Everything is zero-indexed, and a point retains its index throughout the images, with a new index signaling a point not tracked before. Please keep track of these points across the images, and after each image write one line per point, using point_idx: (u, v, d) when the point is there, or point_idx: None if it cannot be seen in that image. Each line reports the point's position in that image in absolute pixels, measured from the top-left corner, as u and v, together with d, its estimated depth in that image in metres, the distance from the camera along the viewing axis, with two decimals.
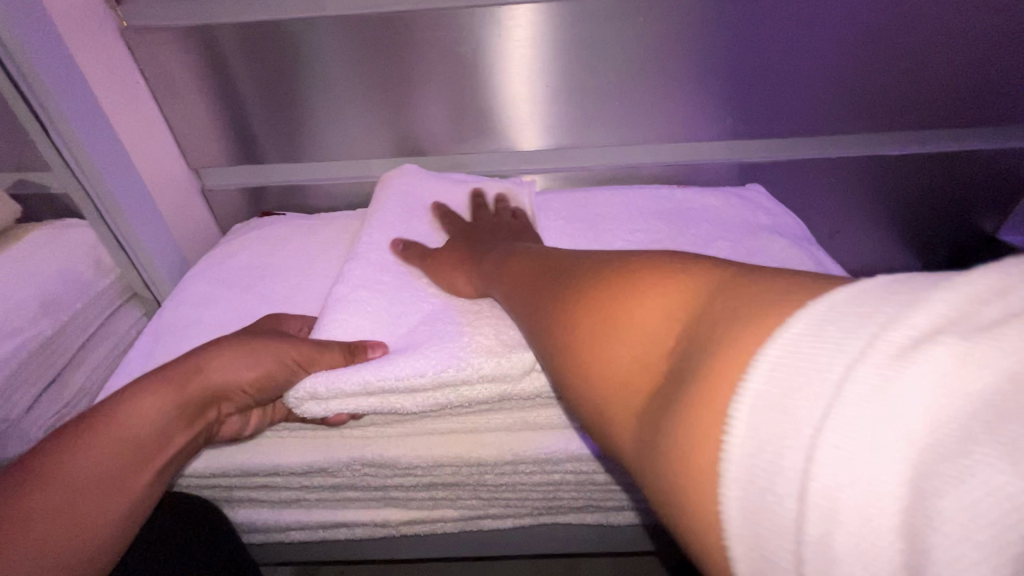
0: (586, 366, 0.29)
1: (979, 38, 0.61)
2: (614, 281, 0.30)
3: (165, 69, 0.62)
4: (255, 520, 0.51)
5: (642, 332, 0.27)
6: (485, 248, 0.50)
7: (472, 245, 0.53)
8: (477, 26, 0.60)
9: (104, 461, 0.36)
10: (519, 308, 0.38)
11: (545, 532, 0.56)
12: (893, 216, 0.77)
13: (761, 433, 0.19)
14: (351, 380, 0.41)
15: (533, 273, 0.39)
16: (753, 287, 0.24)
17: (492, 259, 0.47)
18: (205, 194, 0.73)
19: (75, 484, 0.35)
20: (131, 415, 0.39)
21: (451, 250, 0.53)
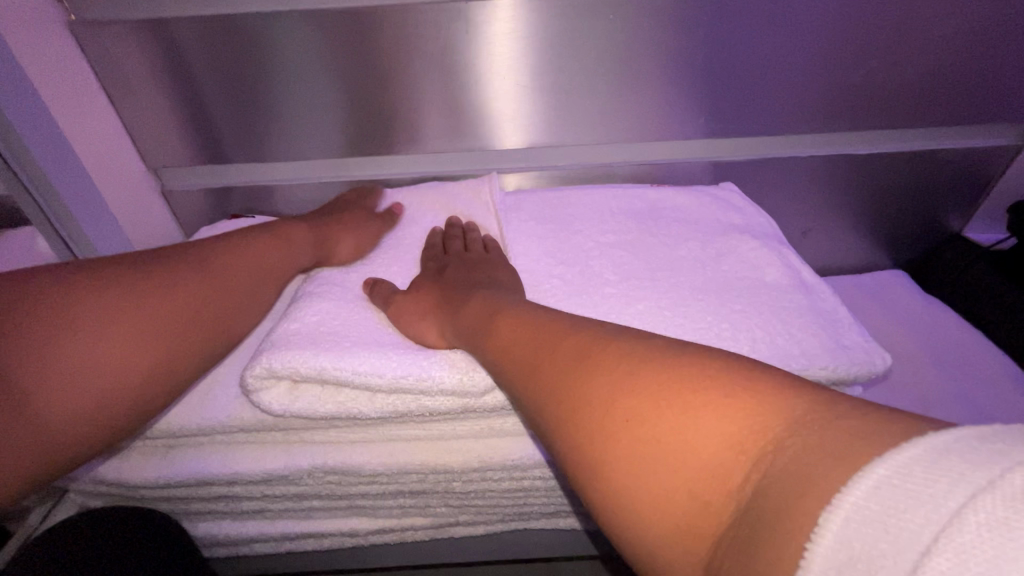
0: (630, 498, 0.26)
1: (945, 39, 0.61)
2: (648, 390, 0.28)
3: (118, 64, 0.59)
4: (215, 532, 0.50)
5: (695, 460, 0.25)
6: (458, 294, 0.47)
7: (442, 288, 0.49)
8: (445, 22, 0.59)
9: (131, 343, 0.38)
10: (517, 382, 0.35)
11: (519, 537, 0.56)
12: (863, 214, 0.78)
13: (855, 546, 0.18)
14: (310, 363, 0.41)
15: (529, 349, 0.35)
16: (819, 427, 0.23)
17: (469, 311, 0.44)
18: (165, 196, 0.71)
19: (97, 354, 0.36)
20: (164, 310, 0.40)
21: (420, 293, 0.49)
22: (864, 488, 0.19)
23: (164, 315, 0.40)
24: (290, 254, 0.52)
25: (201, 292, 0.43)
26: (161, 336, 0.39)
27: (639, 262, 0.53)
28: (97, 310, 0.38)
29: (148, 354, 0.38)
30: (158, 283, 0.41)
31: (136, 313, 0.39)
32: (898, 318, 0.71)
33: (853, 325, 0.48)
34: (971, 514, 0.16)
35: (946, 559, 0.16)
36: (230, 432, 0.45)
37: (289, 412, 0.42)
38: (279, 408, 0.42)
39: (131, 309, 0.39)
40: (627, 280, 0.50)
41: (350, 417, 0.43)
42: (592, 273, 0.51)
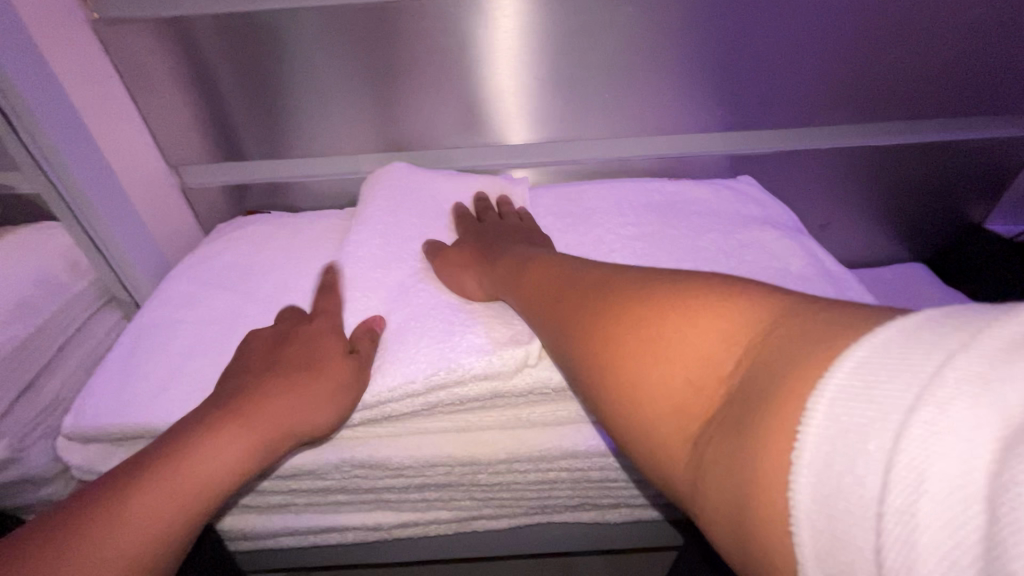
0: (631, 393, 0.27)
1: (968, 27, 0.61)
2: (653, 300, 0.29)
3: (140, 62, 0.60)
4: (242, 527, 0.50)
5: (690, 354, 0.26)
6: (497, 248, 0.49)
7: (483, 246, 0.51)
8: (463, 17, 0.59)
9: (188, 493, 0.34)
10: (541, 325, 0.37)
11: (542, 531, 0.55)
12: (882, 207, 0.77)
13: (843, 423, 0.19)
14: (342, 394, 0.42)
15: (553, 283, 0.37)
16: (813, 316, 0.23)
17: (506, 259, 0.46)
18: (185, 193, 0.71)
19: (151, 516, 0.33)
20: (221, 445, 0.36)
21: (463, 250, 0.51)
22: (847, 370, 0.20)
23: (219, 452, 0.36)
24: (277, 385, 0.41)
25: (262, 424, 0.38)
26: (215, 472, 0.35)
27: (662, 254, 0.52)
28: (155, 467, 0.34)
29: (230, 468, 0.36)
30: (221, 419, 0.38)
31: (193, 461, 0.35)
32: (920, 309, 0.70)
33: (880, 314, 0.47)
34: (948, 375, 0.18)
35: (924, 430, 0.17)
36: None
37: (328, 430, 0.44)
38: None
39: (188, 458, 0.35)
40: (650, 272, 0.50)
41: (386, 415, 0.43)
42: (614, 265, 0.51)
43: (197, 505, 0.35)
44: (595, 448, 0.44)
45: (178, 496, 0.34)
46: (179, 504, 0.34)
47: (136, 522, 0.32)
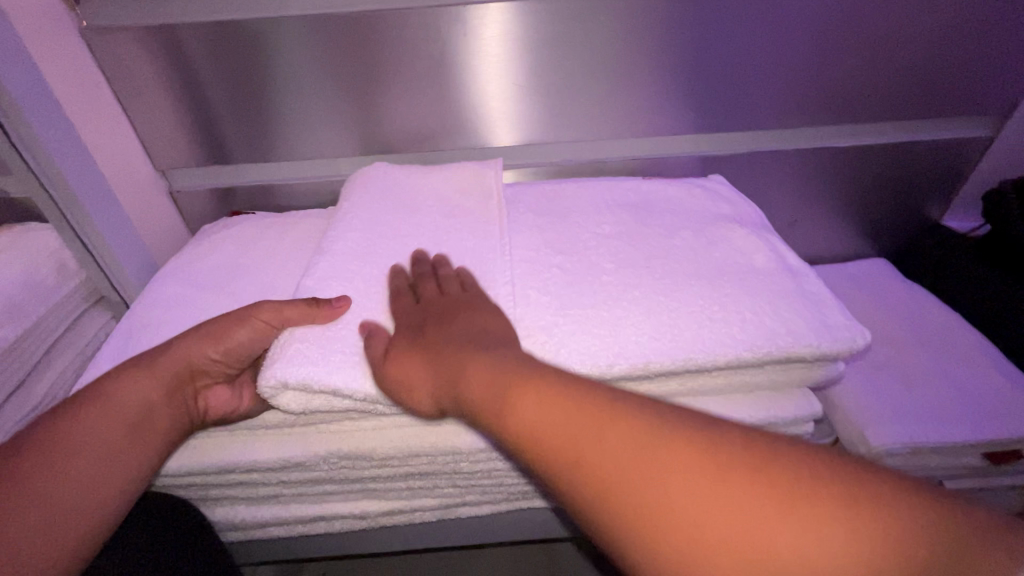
0: (664, 552, 0.26)
1: (920, 35, 0.65)
2: (678, 453, 0.28)
3: (128, 69, 0.61)
4: (233, 518, 0.52)
5: (736, 527, 0.25)
6: (444, 350, 0.41)
7: (427, 341, 0.43)
8: (444, 25, 0.61)
9: (105, 428, 0.41)
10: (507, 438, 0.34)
11: (524, 516, 0.58)
12: (846, 205, 0.81)
13: None
14: (322, 376, 0.42)
15: (533, 394, 0.34)
16: (860, 511, 0.25)
17: (460, 365, 0.39)
18: (173, 196, 0.73)
19: (71, 451, 0.39)
20: (124, 388, 0.44)
21: (405, 350, 0.43)
22: None
23: (124, 395, 0.43)
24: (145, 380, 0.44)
25: (162, 367, 0.45)
26: (123, 408, 0.43)
27: (634, 250, 0.55)
28: (66, 416, 0.41)
29: (135, 404, 0.43)
30: (122, 370, 0.45)
31: (100, 404, 0.42)
32: (880, 300, 0.73)
33: (836, 305, 0.51)
34: None
35: None
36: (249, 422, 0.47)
37: (308, 409, 0.44)
38: (297, 408, 0.44)
39: (95, 403, 0.42)
40: (623, 267, 0.53)
41: (366, 408, 0.45)
42: (589, 261, 0.54)
43: (118, 485, 0.40)
44: None
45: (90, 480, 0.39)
46: (92, 490, 0.39)
47: (57, 508, 0.37)
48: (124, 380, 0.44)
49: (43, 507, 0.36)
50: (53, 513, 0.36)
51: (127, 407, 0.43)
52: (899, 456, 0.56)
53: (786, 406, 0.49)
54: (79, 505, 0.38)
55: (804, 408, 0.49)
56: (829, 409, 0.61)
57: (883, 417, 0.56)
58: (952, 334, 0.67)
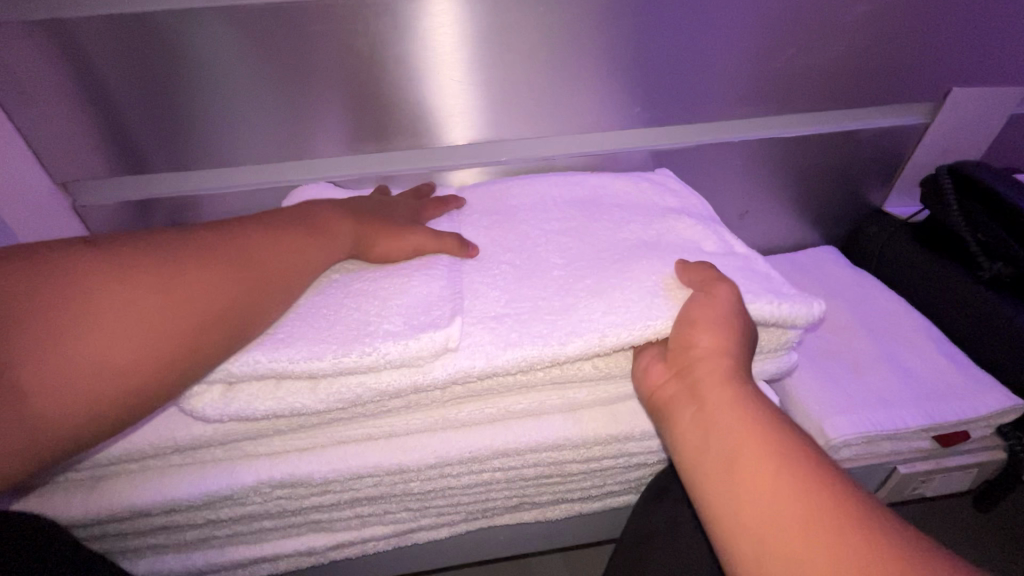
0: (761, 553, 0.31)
1: (855, 22, 0.65)
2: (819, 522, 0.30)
3: (11, 71, 0.54)
4: (159, 570, 0.46)
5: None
6: (723, 409, 0.37)
7: (717, 397, 0.38)
8: (371, 17, 0.57)
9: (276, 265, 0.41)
10: (724, 485, 0.34)
11: (486, 535, 0.54)
12: (793, 194, 0.82)
13: None
14: (244, 360, 0.39)
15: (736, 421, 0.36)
16: None
17: (731, 430, 0.36)
18: (78, 212, 0.66)
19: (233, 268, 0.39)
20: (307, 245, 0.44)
21: (690, 389, 0.39)
22: None
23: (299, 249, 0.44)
24: (326, 245, 0.45)
25: (356, 228, 0.48)
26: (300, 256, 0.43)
27: (585, 247, 0.53)
28: (256, 233, 0.42)
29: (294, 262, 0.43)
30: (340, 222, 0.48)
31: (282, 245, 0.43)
32: (828, 286, 0.74)
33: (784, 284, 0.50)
34: None
35: None
36: (164, 454, 0.41)
37: (228, 416, 0.39)
38: (216, 414, 0.39)
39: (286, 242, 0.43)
40: (574, 264, 0.51)
41: (295, 412, 0.40)
42: (539, 260, 0.51)
43: (190, 353, 0.35)
44: (524, 443, 0.44)
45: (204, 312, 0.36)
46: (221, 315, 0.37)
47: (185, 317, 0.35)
48: (330, 220, 0.47)
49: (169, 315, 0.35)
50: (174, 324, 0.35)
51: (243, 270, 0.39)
52: (855, 446, 0.56)
53: None
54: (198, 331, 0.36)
55: None
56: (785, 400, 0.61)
57: (836, 404, 0.56)
58: (896, 316, 0.68)
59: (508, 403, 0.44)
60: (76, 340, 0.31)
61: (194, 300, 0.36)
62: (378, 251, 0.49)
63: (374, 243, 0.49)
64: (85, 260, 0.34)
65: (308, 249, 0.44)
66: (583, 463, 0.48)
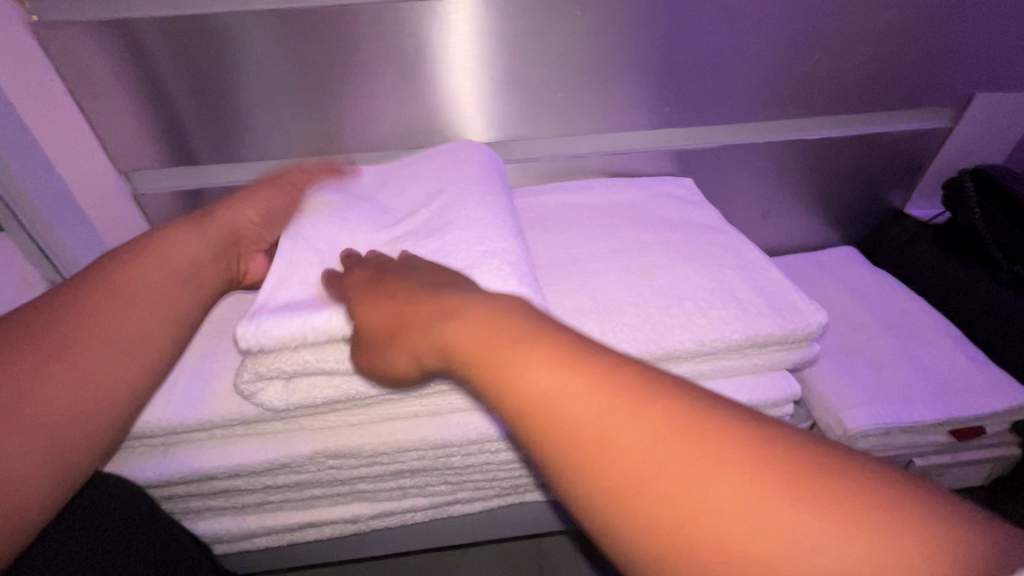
0: (663, 534, 0.25)
1: (881, 28, 0.67)
2: (677, 467, 0.25)
3: (84, 67, 0.58)
4: (217, 530, 0.50)
5: (737, 527, 0.24)
6: (551, 386, 0.29)
7: (537, 367, 0.30)
8: (416, 20, 0.61)
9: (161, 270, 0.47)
10: (592, 473, 0.27)
11: (514, 512, 0.58)
12: (814, 196, 0.84)
13: None
14: (282, 326, 0.41)
15: (549, 388, 0.29)
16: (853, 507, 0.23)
17: (564, 400, 0.29)
18: (137, 200, 0.70)
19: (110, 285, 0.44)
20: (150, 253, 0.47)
21: (498, 372, 0.31)
22: None
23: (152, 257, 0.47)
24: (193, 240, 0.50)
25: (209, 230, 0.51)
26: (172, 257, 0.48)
27: None
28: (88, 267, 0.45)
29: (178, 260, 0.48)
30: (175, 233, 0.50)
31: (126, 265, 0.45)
32: (850, 287, 0.76)
33: (789, 291, 0.54)
34: None
35: None
36: (229, 425, 0.45)
37: (290, 404, 0.43)
38: (279, 403, 0.43)
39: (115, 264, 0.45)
40: None
41: (348, 399, 0.44)
42: None
43: (106, 411, 0.39)
44: None
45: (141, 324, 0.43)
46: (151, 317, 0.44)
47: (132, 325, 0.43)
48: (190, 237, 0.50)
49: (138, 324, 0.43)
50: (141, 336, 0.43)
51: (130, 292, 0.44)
52: (872, 438, 0.58)
53: (767, 389, 0.51)
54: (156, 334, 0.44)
55: (782, 391, 0.51)
56: (805, 393, 0.63)
57: (853, 398, 0.59)
58: (916, 317, 0.70)
59: None
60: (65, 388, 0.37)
61: (100, 367, 0.40)
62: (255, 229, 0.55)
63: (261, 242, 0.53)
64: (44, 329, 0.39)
65: (179, 291, 0.47)
66: None
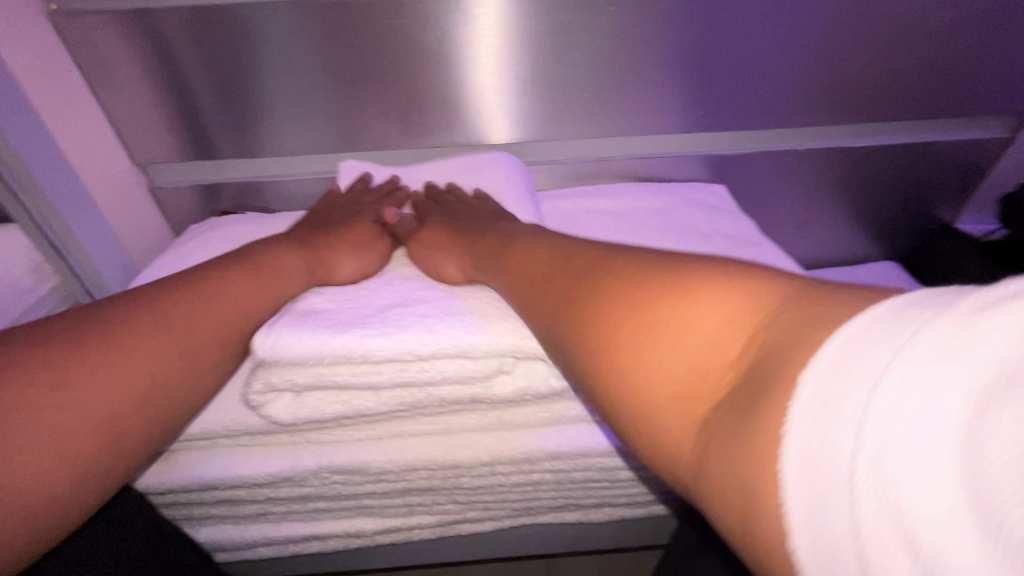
0: (651, 391, 0.25)
1: (938, 29, 0.62)
2: (685, 311, 0.25)
3: (102, 57, 0.57)
4: (218, 539, 0.48)
5: (720, 372, 0.22)
6: (609, 273, 0.31)
7: (592, 267, 0.33)
8: (440, 14, 0.58)
9: (253, 281, 0.45)
10: (602, 337, 0.28)
11: (525, 533, 0.55)
12: (855, 207, 0.79)
13: None
14: (314, 340, 0.40)
15: (594, 265, 0.33)
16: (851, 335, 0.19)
17: (605, 278, 0.31)
18: (153, 192, 0.69)
19: (198, 287, 0.42)
20: (252, 266, 0.46)
21: (573, 275, 0.34)
22: None
23: (252, 271, 0.46)
24: (283, 275, 0.48)
25: (297, 257, 0.50)
26: (276, 277, 0.47)
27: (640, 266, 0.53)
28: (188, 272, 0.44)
29: (280, 281, 0.47)
30: (258, 255, 0.48)
31: (222, 269, 0.45)
32: None
33: None
34: None
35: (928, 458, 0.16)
36: (234, 435, 0.44)
37: (298, 419, 0.41)
38: (288, 419, 0.41)
39: (218, 268, 0.45)
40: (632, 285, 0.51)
41: (358, 414, 0.42)
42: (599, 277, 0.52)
43: (116, 453, 0.33)
44: (576, 448, 0.44)
45: (211, 336, 0.40)
46: (224, 330, 0.41)
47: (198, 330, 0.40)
48: (277, 259, 0.48)
49: (206, 332, 0.40)
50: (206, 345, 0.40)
51: (214, 298, 0.42)
52: None
53: None
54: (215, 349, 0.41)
55: None
56: None
57: None
58: None
59: (561, 408, 0.44)
60: (114, 385, 0.34)
61: (113, 405, 0.33)
62: (339, 275, 0.51)
63: (328, 271, 0.51)
64: (118, 317, 0.37)
65: (265, 302, 0.45)
66: (632, 472, 0.47)
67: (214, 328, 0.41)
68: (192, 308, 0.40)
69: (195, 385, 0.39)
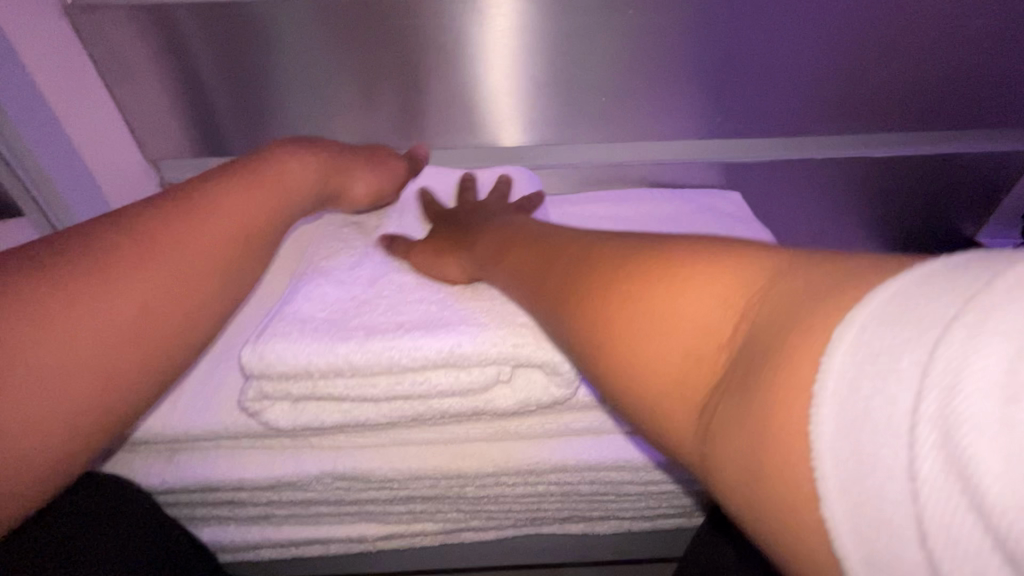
0: None
1: (967, 39, 0.60)
2: None
3: (117, 51, 0.57)
4: (219, 539, 0.48)
5: None
6: None
7: None
8: (457, 14, 0.57)
9: (224, 214, 0.42)
10: None
11: (529, 542, 0.54)
12: (873, 219, 0.77)
13: None
14: (296, 356, 0.39)
15: None
16: None
17: None
18: (164, 187, 0.69)
19: (172, 220, 0.40)
20: (224, 195, 0.43)
21: None
22: None
23: (225, 202, 0.42)
24: (249, 203, 0.44)
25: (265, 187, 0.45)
26: (245, 207, 0.43)
27: None
28: (159, 203, 0.41)
29: (246, 208, 0.43)
30: (222, 179, 0.44)
31: (192, 200, 0.41)
32: None
33: None
34: None
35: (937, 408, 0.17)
36: (236, 437, 0.44)
37: (296, 426, 0.41)
38: (285, 424, 0.41)
39: (187, 198, 0.41)
40: None
41: (356, 425, 0.42)
42: None
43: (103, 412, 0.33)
44: (583, 460, 0.43)
45: (192, 279, 0.39)
46: (203, 268, 0.39)
47: (179, 272, 0.38)
48: (238, 188, 0.44)
49: (181, 269, 0.38)
50: (187, 284, 0.38)
51: (187, 234, 0.39)
52: None
53: None
54: (200, 290, 0.39)
55: None
56: None
57: None
58: None
59: (570, 419, 0.44)
60: (83, 340, 0.33)
61: (86, 358, 0.33)
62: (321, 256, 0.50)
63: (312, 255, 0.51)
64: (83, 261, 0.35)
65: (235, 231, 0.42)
66: (640, 485, 0.46)
67: (192, 266, 0.39)
68: (164, 246, 0.38)
69: (178, 327, 0.37)
